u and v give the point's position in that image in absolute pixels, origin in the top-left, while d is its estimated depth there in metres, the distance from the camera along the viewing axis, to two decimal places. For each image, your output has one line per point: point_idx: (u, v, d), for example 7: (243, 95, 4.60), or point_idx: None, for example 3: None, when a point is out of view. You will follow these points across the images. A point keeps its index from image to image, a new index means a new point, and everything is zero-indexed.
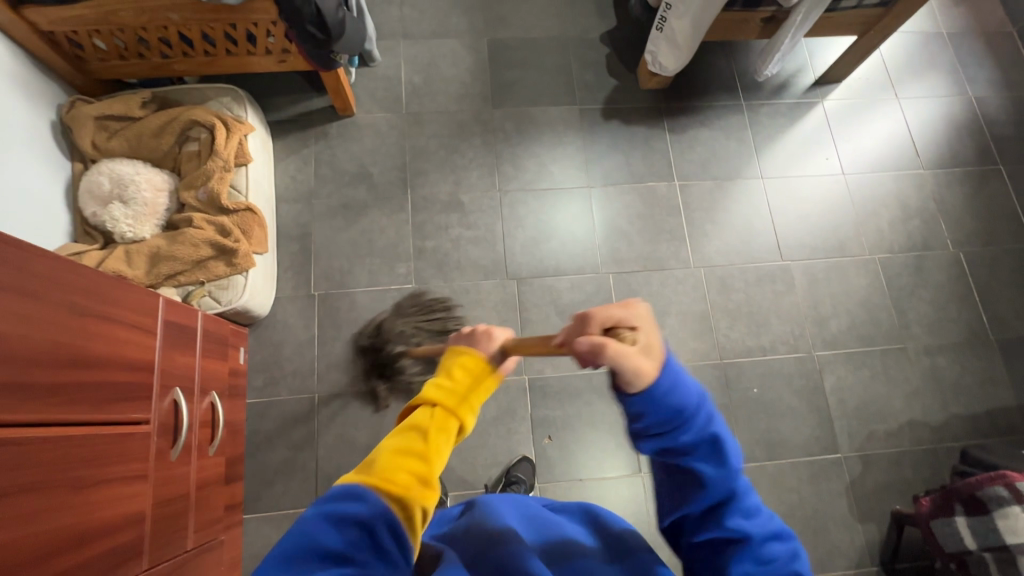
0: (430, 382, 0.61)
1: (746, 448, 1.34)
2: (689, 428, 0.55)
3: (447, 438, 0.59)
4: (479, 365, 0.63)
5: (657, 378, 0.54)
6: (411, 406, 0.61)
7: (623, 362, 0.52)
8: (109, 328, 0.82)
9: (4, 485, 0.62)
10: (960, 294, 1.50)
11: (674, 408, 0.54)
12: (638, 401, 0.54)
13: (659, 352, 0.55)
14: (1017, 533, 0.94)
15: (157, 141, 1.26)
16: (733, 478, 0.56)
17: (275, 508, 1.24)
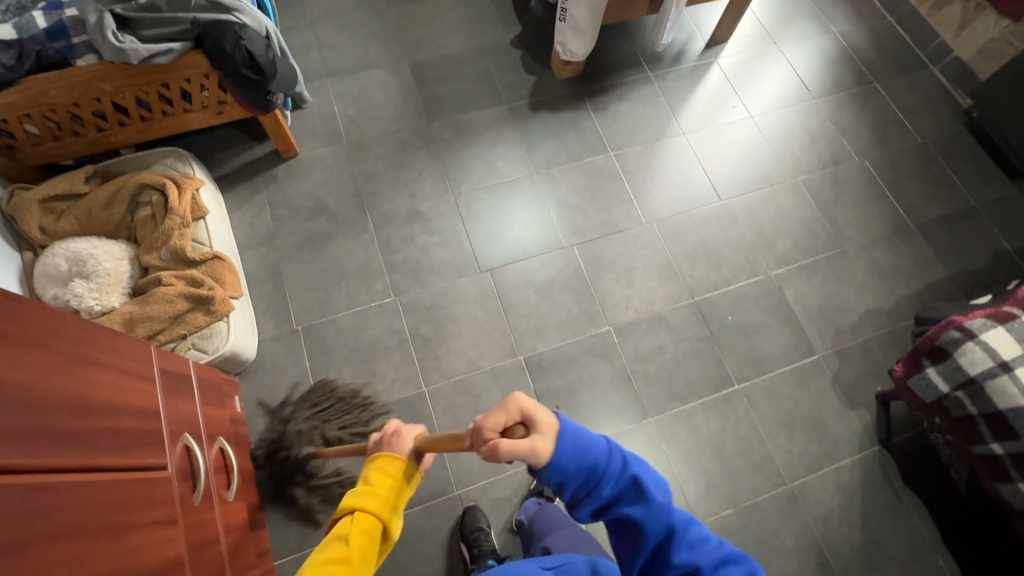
0: (353, 488, 0.75)
1: (735, 369, 1.43)
2: (608, 481, 0.67)
3: (370, 541, 0.72)
4: (394, 467, 0.77)
5: (554, 451, 0.66)
6: (338, 516, 0.75)
7: (520, 450, 0.65)
8: (111, 377, 0.81)
9: (50, 529, 0.61)
10: (875, 195, 1.70)
11: (583, 468, 0.67)
12: (550, 475, 0.66)
13: (553, 425, 0.68)
14: (976, 364, 1.06)
15: (108, 212, 1.26)
16: (667, 516, 0.67)
17: (307, 546, 1.21)
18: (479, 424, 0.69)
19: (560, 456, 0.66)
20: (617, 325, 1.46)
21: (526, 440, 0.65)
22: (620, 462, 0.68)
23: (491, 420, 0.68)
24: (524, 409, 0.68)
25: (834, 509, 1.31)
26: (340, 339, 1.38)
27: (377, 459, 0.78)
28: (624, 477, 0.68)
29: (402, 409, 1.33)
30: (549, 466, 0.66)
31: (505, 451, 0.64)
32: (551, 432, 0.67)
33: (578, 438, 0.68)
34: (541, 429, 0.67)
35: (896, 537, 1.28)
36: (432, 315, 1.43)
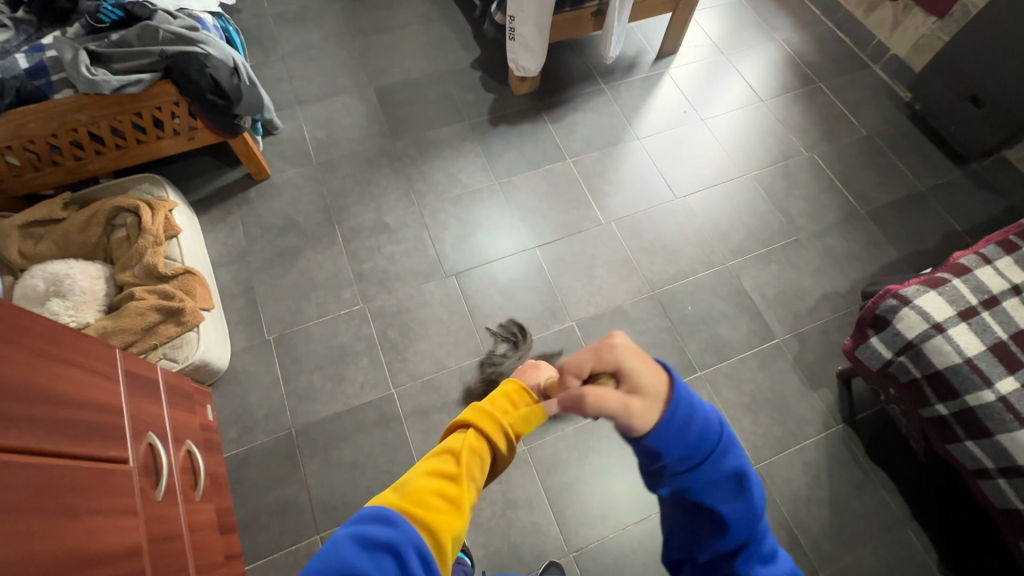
0: (474, 404, 0.67)
1: (697, 357, 1.47)
2: (711, 464, 0.58)
3: (479, 467, 0.63)
4: (519, 398, 0.67)
5: (667, 414, 0.57)
6: (451, 428, 0.67)
7: (607, 405, 0.55)
8: (74, 373, 0.86)
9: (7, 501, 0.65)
10: (825, 185, 1.77)
11: (689, 444, 0.57)
12: (654, 440, 0.57)
13: (663, 390, 0.58)
14: (913, 328, 1.09)
15: (85, 235, 1.33)
16: (753, 523, 0.59)
17: (277, 549, 1.22)
18: (565, 363, 0.60)
19: (667, 424, 0.57)
20: (580, 320, 1.50)
21: (621, 397, 0.56)
22: (726, 449, 0.59)
23: (580, 361, 0.58)
24: (621, 364, 0.57)
25: (801, 487, 1.32)
26: (310, 347, 1.43)
27: (506, 384, 0.69)
28: (725, 465, 0.59)
29: (370, 411, 1.36)
30: (651, 430, 0.57)
31: (592, 403, 0.55)
32: (662, 394, 0.58)
33: (693, 409, 0.58)
34: (644, 389, 0.57)
35: (865, 512, 1.29)
36: (399, 319, 1.48)
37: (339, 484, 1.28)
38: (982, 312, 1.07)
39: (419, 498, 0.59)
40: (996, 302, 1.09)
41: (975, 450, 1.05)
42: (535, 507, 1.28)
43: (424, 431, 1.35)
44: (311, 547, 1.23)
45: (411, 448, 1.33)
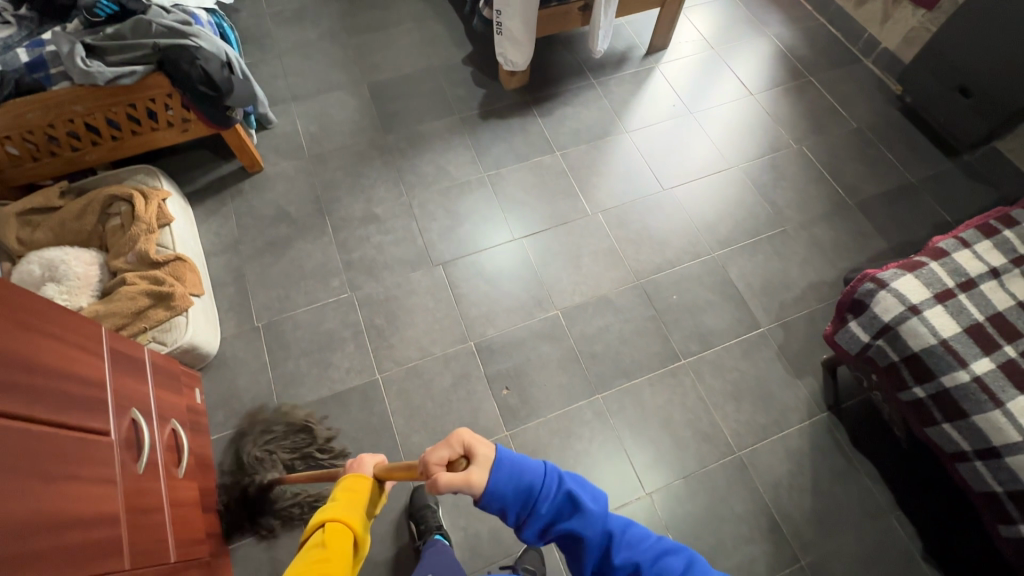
0: (321, 507, 0.75)
1: (681, 345, 1.48)
2: (546, 501, 0.69)
3: (348, 548, 0.72)
4: (362, 485, 0.79)
5: (496, 480, 0.67)
6: (309, 530, 0.74)
7: (460, 484, 0.66)
8: (58, 346, 0.89)
9: None
10: (813, 177, 1.77)
11: (520, 495, 0.68)
12: (489, 505, 0.67)
13: (490, 456, 0.69)
14: (889, 311, 1.09)
15: (80, 222, 1.37)
16: (604, 523, 0.69)
17: (261, 529, 1.24)
18: (422, 458, 0.69)
19: (496, 485, 0.67)
20: (564, 309, 1.51)
21: (462, 473, 0.66)
22: (557, 482, 0.69)
23: (434, 454, 0.68)
24: (467, 444, 0.69)
25: (784, 474, 1.32)
26: (298, 333, 1.46)
27: (346, 479, 0.80)
28: (558, 498, 0.69)
29: (356, 395, 1.39)
30: (487, 496, 0.67)
31: (444, 486, 0.65)
32: (488, 461, 0.68)
33: (513, 464, 0.68)
34: (477, 459, 0.68)
35: (847, 500, 1.29)
36: (386, 307, 1.50)
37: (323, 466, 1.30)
38: (959, 295, 1.07)
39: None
40: (974, 285, 1.08)
41: (952, 433, 1.04)
42: None
43: (408, 416, 1.37)
44: (294, 527, 1.24)
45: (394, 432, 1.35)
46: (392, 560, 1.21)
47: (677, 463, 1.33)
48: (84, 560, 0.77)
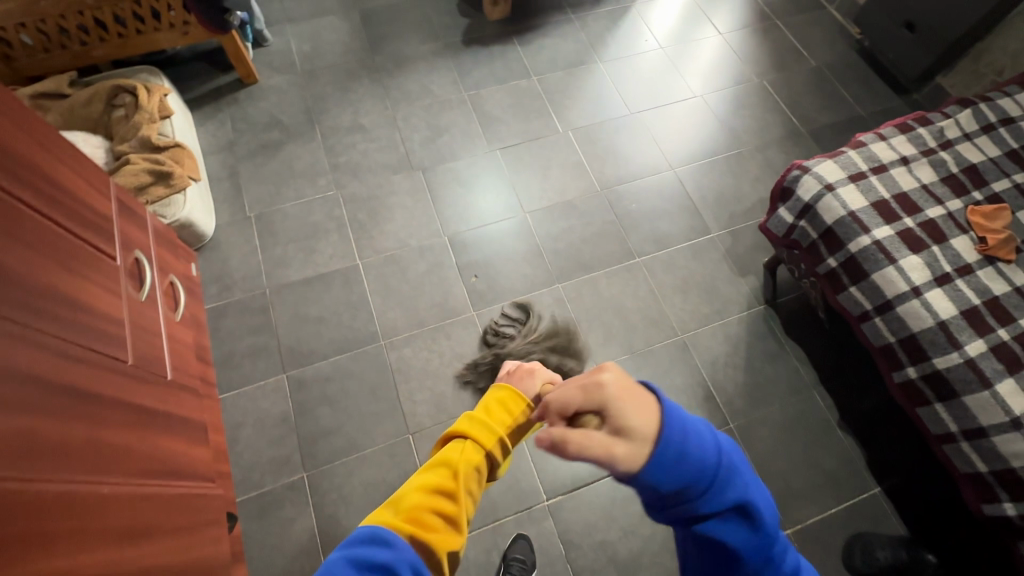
0: (469, 415, 0.75)
1: (638, 245, 1.62)
2: (715, 496, 0.55)
3: (475, 478, 0.70)
4: (516, 406, 0.77)
5: (656, 454, 0.52)
6: (449, 436, 0.75)
7: (591, 450, 0.49)
8: (76, 179, 1.03)
9: (22, 233, 0.82)
10: (771, 108, 1.91)
11: (682, 487, 0.54)
12: (642, 485, 0.52)
13: (651, 426, 0.53)
14: (810, 192, 1.23)
15: (88, 109, 1.50)
16: (765, 546, 0.58)
17: (248, 382, 1.38)
18: (553, 402, 0.55)
19: (658, 468, 0.52)
20: (533, 211, 1.65)
21: (603, 438, 0.50)
22: (725, 482, 0.56)
23: (564, 398, 0.54)
24: (606, 404, 0.52)
25: (721, 354, 1.47)
26: (286, 223, 1.59)
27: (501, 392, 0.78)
28: (726, 497, 0.56)
29: (338, 277, 1.52)
30: (639, 474, 0.52)
31: (574, 451, 0.48)
32: (648, 430, 0.53)
33: (684, 450, 0.53)
34: (626, 429, 0.51)
35: (777, 375, 1.44)
36: (368, 204, 1.63)
37: (307, 334, 1.44)
38: (871, 177, 1.21)
39: (416, 518, 0.63)
40: (885, 170, 1.22)
41: (856, 295, 1.17)
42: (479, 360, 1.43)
43: (384, 295, 1.50)
44: (278, 383, 1.38)
45: (371, 308, 1.49)
46: (369, 410, 1.36)
47: (626, 342, 1.48)
48: (96, 340, 0.92)
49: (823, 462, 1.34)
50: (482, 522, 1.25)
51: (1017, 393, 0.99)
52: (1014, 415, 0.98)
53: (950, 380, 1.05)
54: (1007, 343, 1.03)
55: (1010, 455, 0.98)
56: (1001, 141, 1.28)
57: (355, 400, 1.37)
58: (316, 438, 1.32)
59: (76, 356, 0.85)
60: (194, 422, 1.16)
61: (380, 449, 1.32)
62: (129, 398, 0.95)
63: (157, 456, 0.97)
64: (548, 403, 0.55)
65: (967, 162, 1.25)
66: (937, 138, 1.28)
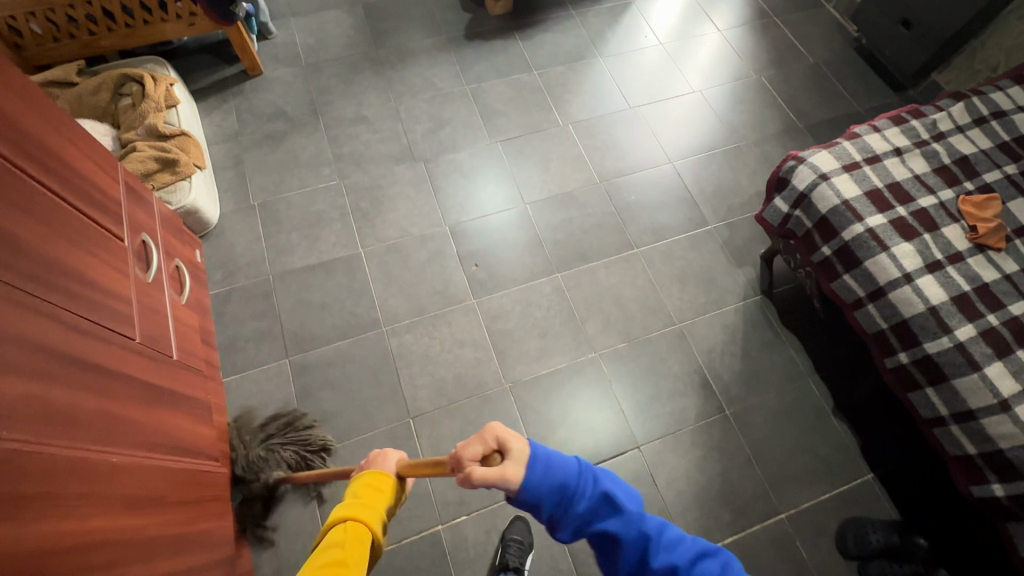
0: (341, 503, 0.76)
1: (636, 236, 1.64)
2: (580, 498, 0.71)
3: (364, 549, 0.72)
4: (385, 483, 0.80)
5: (525, 475, 0.70)
6: (326, 528, 0.74)
7: (491, 478, 0.69)
8: (86, 161, 1.05)
9: (34, 209, 0.85)
10: (769, 103, 1.94)
11: (553, 494, 0.71)
12: (523, 500, 0.70)
13: (523, 450, 0.72)
14: (805, 182, 1.25)
15: (95, 98, 1.52)
16: (636, 523, 0.71)
17: (252, 366, 1.40)
18: (457, 454, 0.73)
19: (530, 481, 0.70)
20: (533, 202, 1.68)
21: (497, 468, 0.70)
22: (592, 482, 0.72)
23: (468, 450, 0.72)
24: (497, 441, 0.72)
25: (718, 343, 1.49)
26: (290, 212, 1.61)
27: (366, 476, 0.80)
28: (589, 493, 0.72)
29: (341, 264, 1.55)
30: (520, 490, 0.70)
31: (477, 478, 0.68)
32: (522, 455, 0.71)
33: (546, 461, 0.71)
34: (511, 455, 0.71)
35: (772, 364, 1.46)
36: (371, 194, 1.66)
37: (310, 320, 1.46)
38: (864, 167, 1.23)
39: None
40: (879, 161, 1.25)
41: (850, 282, 1.19)
42: (479, 347, 1.45)
43: (386, 283, 1.53)
44: (281, 367, 1.40)
45: (373, 295, 1.51)
46: (370, 394, 1.38)
47: (624, 330, 1.50)
48: (105, 316, 0.94)
49: (817, 448, 1.36)
50: (481, 504, 1.27)
51: (1005, 375, 1.01)
52: (1002, 397, 1.00)
53: (940, 364, 1.07)
54: (996, 328, 1.06)
55: (998, 437, 1.00)
56: (992, 133, 1.31)
57: (356, 384, 1.39)
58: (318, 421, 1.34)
59: (85, 330, 0.87)
60: (199, 402, 1.18)
61: (381, 432, 1.34)
62: (136, 374, 0.97)
63: (163, 433, 0.99)
64: (453, 455, 0.73)
65: (959, 154, 1.27)
66: (930, 130, 1.30)
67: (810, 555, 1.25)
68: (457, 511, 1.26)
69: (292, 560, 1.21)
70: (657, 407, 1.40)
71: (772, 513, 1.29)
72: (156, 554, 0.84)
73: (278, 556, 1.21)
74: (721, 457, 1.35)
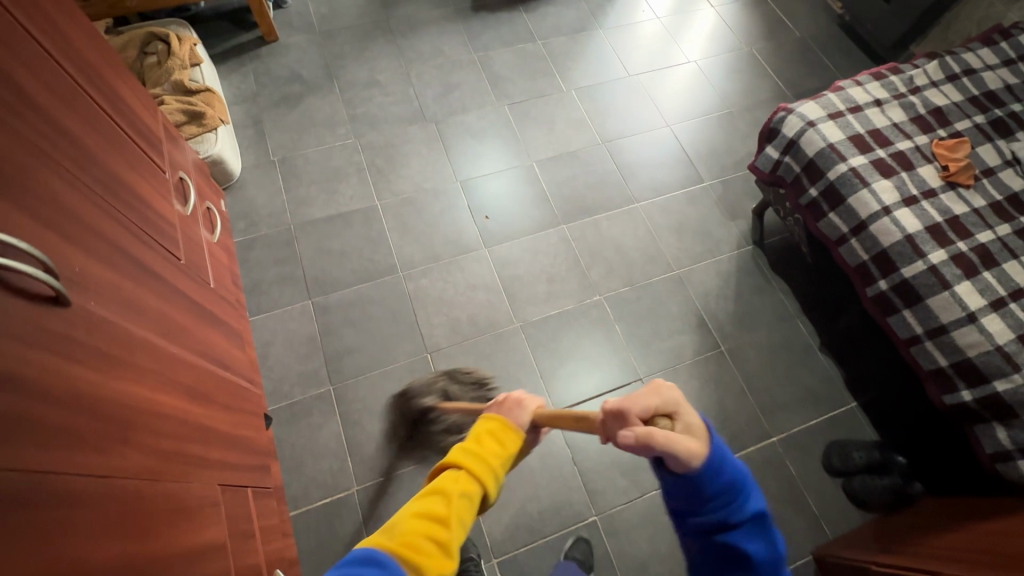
0: (461, 444, 0.73)
1: (637, 192, 1.75)
2: (745, 504, 0.67)
3: (471, 507, 0.68)
4: (509, 435, 0.75)
5: (708, 455, 0.66)
6: (439, 467, 0.72)
7: (676, 444, 0.64)
8: (133, 97, 1.13)
9: (95, 127, 0.93)
10: (759, 73, 2.06)
11: (721, 490, 0.66)
12: (693, 477, 0.65)
13: (709, 431, 0.69)
14: (794, 130, 1.36)
15: (122, 56, 1.59)
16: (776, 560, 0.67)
17: (276, 307, 1.48)
18: (632, 411, 0.70)
19: (710, 466, 0.66)
20: (539, 160, 1.77)
21: (682, 439, 0.65)
22: (755, 497, 0.68)
23: (642, 406, 0.70)
24: (678, 411, 0.70)
25: (714, 288, 1.60)
26: (309, 167, 1.69)
27: (490, 420, 0.77)
28: (754, 507, 0.67)
29: (358, 215, 1.63)
30: (696, 470, 0.65)
31: (660, 439, 0.64)
32: (705, 434, 0.68)
33: (724, 458, 0.67)
34: (696, 431, 0.68)
35: (764, 306, 1.57)
36: (385, 151, 1.74)
37: (330, 265, 1.54)
38: (848, 115, 1.35)
39: (410, 544, 0.63)
40: (860, 110, 1.36)
41: (835, 220, 1.30)
42: (491, 291, 1.54)
43: (401, 233, 1.61)
44: (304, 308, 1.48)
45: (390, 243, 1.59)
46: (390, 331, 1.46)
47: (627, 276, 1.60)
48: (157, 233, 1.02)
49: (805, 380, 1.47)
50: None
51: (972, 292, 1.13)
52: (969, 311, 1.12)
53: (915, 286, 1.18)
54: (965, 253, 1.17)
55: (966, 347, 1.12)
56: (963, 89, 1.42)
57: (377, 323, 1.47)
58: (341, 355, 1.42)
59: (142, 239, 0.95)
60: (233, 329, 1.26)
61: (400, 366, 1.42)
62: (183, 289, 1.05)
63: (208, 344, 1.07)
64: (628, 411, 0.70)
65: (934, 106, 1.39)
66: (907, 84, 1.42)
67: (799, 473, 1.36)
68: None
69: (320, 479, 1.29)
70: (657, 343, 1.51)
71: (764, 437, 1.40)
72: (212, 441, 0.93)
73: (305, 476, 1.29)
74: (717, 388, 1.45)
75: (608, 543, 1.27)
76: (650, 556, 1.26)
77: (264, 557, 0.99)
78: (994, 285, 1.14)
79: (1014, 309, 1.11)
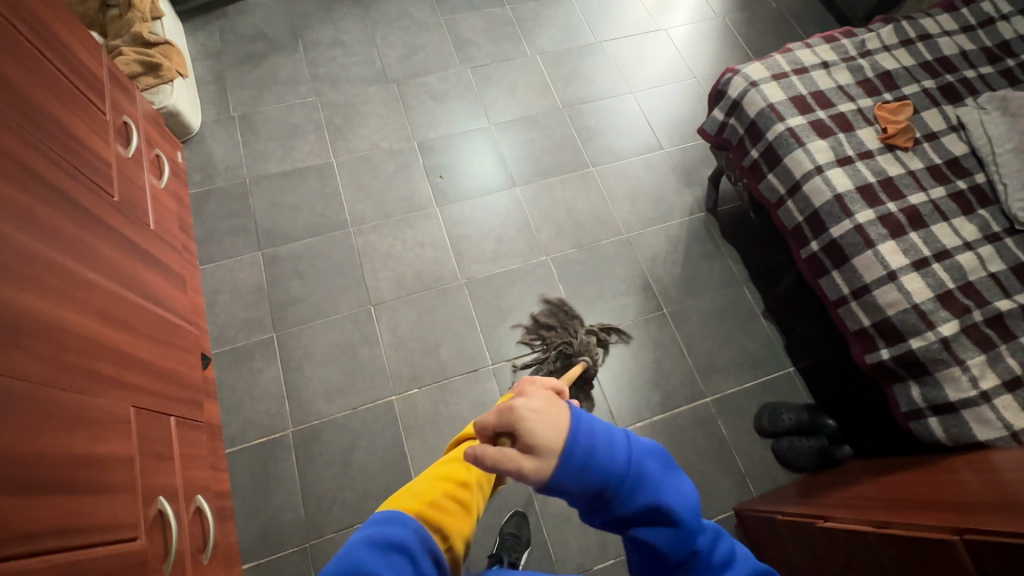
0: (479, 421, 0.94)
1: (594, 156, 1.75)
2: (626, 502, 0.56)
3: (490, 475, 0.82)
4: None
5: (557, 471, 0.53)
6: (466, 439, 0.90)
7: (503, 468, 0.51)
8: (72, 36, 1.15)
9: (20, 58, 0.95)
10: (730, 43, 2.03)
11: (591, 491, 0.55)
12: (546, 493, 0.54)
13: (556, 439, 0.53)
14: (738, 91, 1.35)
15: (84, 7, 1.60)
16: (688, 541, 0.57)
17: (226, 256, 1.51)
18: (473, 423, 0.56)
19: (564, 477, 0.53)
20: (498, 123, 1.78)
21: (513, 457, 0.51)
22: (639, 487, 0.56)
23: (482, 421, 0.55)
24: (518, 423, 0.53)
25: (662, 252, 1.60)
26: (268, 123, 1.71)
27: None
28: (639, 500, 0.56)
29: (313, 171, 1.65)
30: (550, 483, 0.53)
31: (480, 463, 0.51)
32: (555, 446, 0.53)
33: (588, 458, 0.53)
34: (535, 446, 0.52)
35: (710, 271, 1.58)
36: (344, 110, 1.76)
37: (281, 218, 1.57)
38: (792, 76, 1.34)
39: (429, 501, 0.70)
40: (806, 72, 1.35)
41: (773, 181, 1.30)
42: (439, 248, 1.57)
43: (355, 189, 1.63)
44: (254, 258, 1.52)
45: (342, 199, 1.62)
46: (336, 284, 1.49)
47: (577, 238, 1.61)
48: (88, 168, 1.05)
49: (745, 343, 1.49)
50: (432, 379, 1.40)
51: (895, 251, 1.13)
52: (891, 270, 1.12)
53: (843, 245, 1.18)
54: (893, 214, 1.17)
55: (886, 305, 1.12)
56: (916, 54, 1.40)
57: (324, 275, 1.50)
58: (286, 304, 1.46)
59: (68, 170, 0.98)
60: (174, 271, 1.30)
61: (344, 316, 1.46)
62: (115, 225, 1.08)
63: (138, 279, 1.11)
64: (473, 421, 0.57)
65: (883, 69, 1.37)
66: (858, 48, 1.40)
67: (729, 432, 1.38)
68: (410, 384, 1.39)
69: (257, 420, 1.33)
70: (600, 304, 1.52)
71: (698, 397, 1.42)
72: (129, 366, 0.97)
73: (243, 417, 1.33)
74: (656, 349, 1.47)
75: (533, 491, 1.30)
76: (574, 505, 1.29)
77: (183, 482, 1.04)
78: (919, 245, 1.14)
79: (935, 268, 1.12)
